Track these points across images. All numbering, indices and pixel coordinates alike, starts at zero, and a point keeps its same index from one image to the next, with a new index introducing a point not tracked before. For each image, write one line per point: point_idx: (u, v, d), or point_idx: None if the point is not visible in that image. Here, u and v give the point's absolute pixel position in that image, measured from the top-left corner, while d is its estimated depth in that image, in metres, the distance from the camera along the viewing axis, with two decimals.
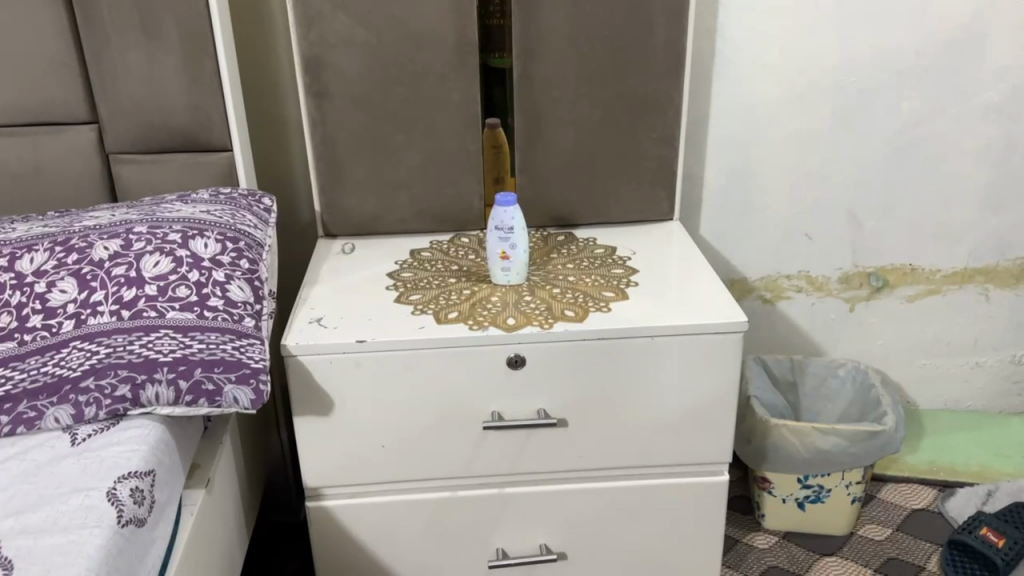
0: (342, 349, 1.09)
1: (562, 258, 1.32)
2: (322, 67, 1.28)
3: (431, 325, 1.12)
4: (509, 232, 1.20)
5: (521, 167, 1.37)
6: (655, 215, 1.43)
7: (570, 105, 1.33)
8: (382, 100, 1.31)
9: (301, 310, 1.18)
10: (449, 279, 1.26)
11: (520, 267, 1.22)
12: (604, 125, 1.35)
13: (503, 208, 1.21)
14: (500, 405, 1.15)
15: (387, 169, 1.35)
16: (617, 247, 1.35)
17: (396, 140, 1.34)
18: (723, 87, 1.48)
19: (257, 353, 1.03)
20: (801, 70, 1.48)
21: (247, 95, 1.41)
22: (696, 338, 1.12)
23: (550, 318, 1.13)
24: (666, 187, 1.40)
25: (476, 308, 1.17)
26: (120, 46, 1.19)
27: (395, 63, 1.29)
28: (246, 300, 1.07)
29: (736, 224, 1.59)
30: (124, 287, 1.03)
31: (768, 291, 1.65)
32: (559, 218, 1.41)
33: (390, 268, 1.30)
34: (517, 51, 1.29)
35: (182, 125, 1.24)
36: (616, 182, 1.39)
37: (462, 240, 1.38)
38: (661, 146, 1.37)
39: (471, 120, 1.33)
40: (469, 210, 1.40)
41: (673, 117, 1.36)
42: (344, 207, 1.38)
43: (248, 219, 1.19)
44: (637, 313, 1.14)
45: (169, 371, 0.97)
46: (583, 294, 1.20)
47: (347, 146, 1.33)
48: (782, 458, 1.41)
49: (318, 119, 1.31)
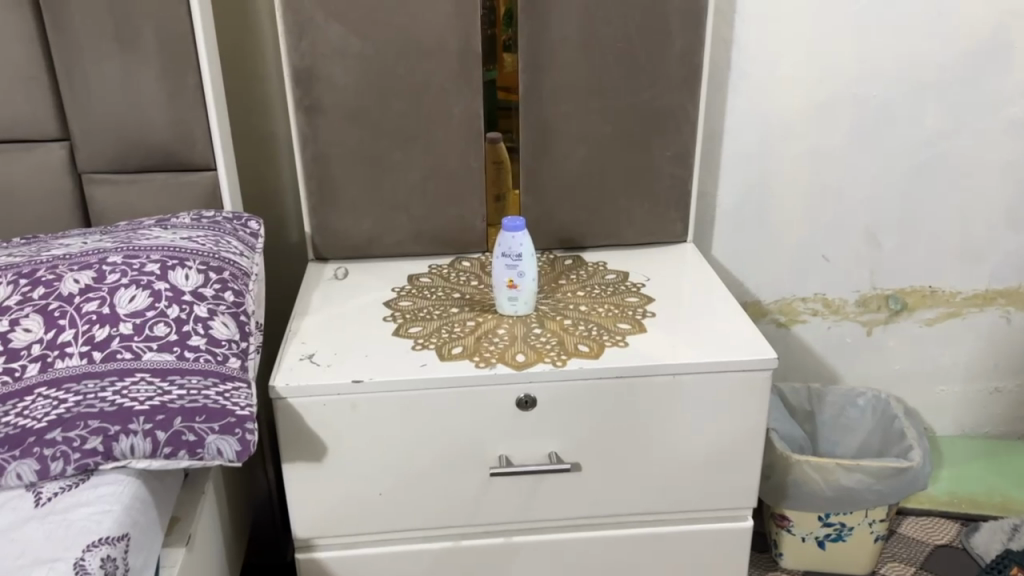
0: (337, 390, 1.00)
1: (571, 285, 1.23)
2: (314, 79, 1.19)
3: (434, 363, 1.03)
4: (517, 258, 1.11)
5: (527, 185, 1.28)
6: (668, 237, 1.35)
7: (580, 120, 1.25)
8: (378, 115, 1.22)
9: (290, 344, 1.08)
10: (451, 308, 1.17)
11: (528, 296, 1.13)
12: (616, 141, 1.26)
13: (510, 233, 1.12)
14: (508, 448, 1.06)
15: (383, 188, 1.26)
16: (629, 272, 1.26)
17: (393, 157, 1.24)
18: (737, 100, 1.40)
19: (243, 397, 0.93)
20: (820, 82, 1.40)
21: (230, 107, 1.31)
22: (718, 375, 1.04)
23: (563, 354, 1.05)
24: (680, 208, 1.32)
25: (481, 343, 1.08)
26: (93, 56, 1.09)
27: (392, 75, 1.19)
28: (231, 337, 0.97)
29: (750, 244, 1.51)
30: (95, 324, 0.93)
31: (782, 314, 1.57)
32: (567, 240, 1.33)
33: (387, 296, 1.21)
34: (524, 62, 1.20)
35: (161, 143, 1.14)
36: (627, 201, 1.30)
37: (464, 265, 1.30)
38: (674, 164, 1.29)
39: (474, 137, 1.24)
40: (471, 233, 1.31)
41: (689, 133, 1.27)
42: (336, 228, 1.28)
43: (233, 245, 1.09)
44: (656, 347, 1.06)
45: (146, 421, 0.88)
46: (597, 326, 1.11)
47: (341, 163, 1.24)
48: (803, 495, 1.33)
49: (308, 134, 1.22)
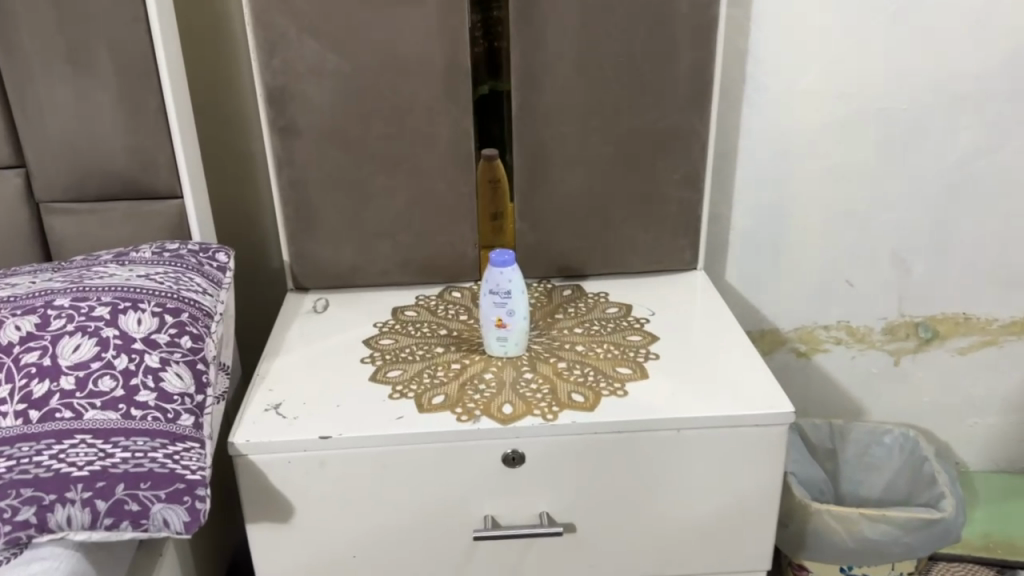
0: (304, 446, 0.91)
1: (568, 320, 1.13)
2: (288, 98, 1.09)
3: (412, 415, 0.94)
4: (506, 296, 1.02)
5: (521, 211, 1.18)
6: (677, 265, 1.24)
7: (578, 141, 1.14)
8: (358, 136, 1.12)
9: (257, 392, 0.99)
10: (436, 348, 1.07)
11: (518, 336, 1.03)
12: (618, 163, 1.16)
13: (498, 268, 1.02)
14: (494, 507, 0.96)
15: (365, 214, 1.17)
16: (632, 305, 1.16)
17: (375, 182, 1.15)
18: (752, 115, 1.29)
19: (195, 459, 0.84)
20: (844, 95, 1.28)
21: (201, 128, 1.24)
22: (728, 430, 0.93)
23: (554, 405, 0.94)
24: (689, 234, 1.21)
25: (465, 391, 0.98)
26: (45, 78, 1.00)
27: (373, 94, 1.10)
28: (184, 390, 0.88)
29: (767, 269, 1.40)
30: (33, 379, 0.84)
31: (802, 343, 1.46)
32: (566, 269, 1.23)
33: (368, 333, 1.12)
34: (516, 78, 1.10)
35: (121, 170, 1.06)
36: (632, 228, 1.20)
37: (454, 296, 1.20)
38: (683, 188, 1.18)
39: (463, 160, 1.15)
40: (461, 261, 1.21)
41: (698, 153, 1.16)
42: (315, 258, 1.19)
43: (195, 282, 1.01)
44: (659, 397, 0.95)
45: (85, 489, 0.79)
46: (594, 370, 1.01)
47: (319, 188, 1.15)
48: (822, 546, 1.23)
49: (284, 157, 1.13)
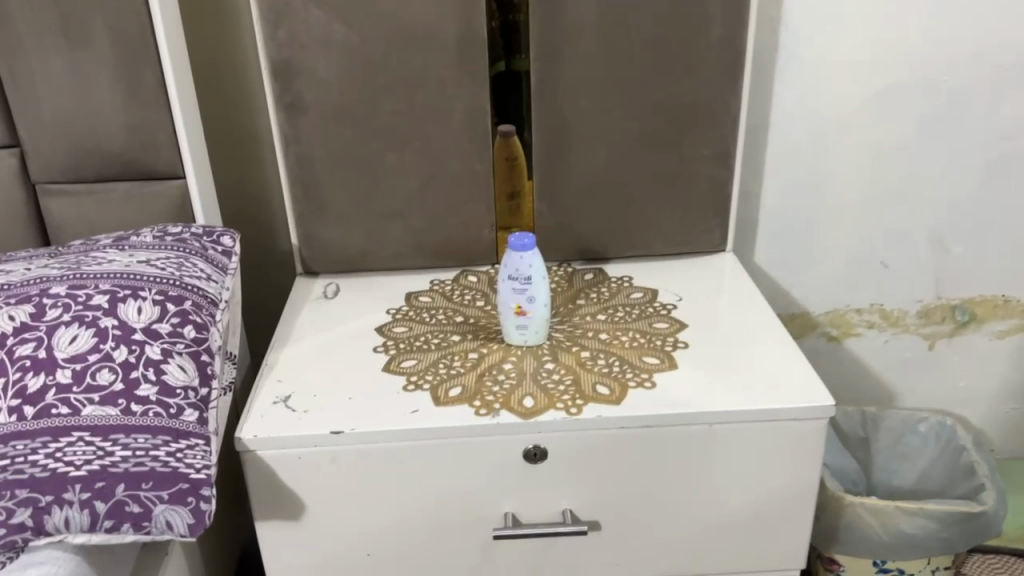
0: (314, 442, 0.86)
1: (591, 307, 1.07)
2: (295, 73, 1.03)
3: (427, 409, 0.89)
4: (526, 282, 0.96)
5: (540, 191, 1.12)
6: (704, 247, 1.18)
7: (601, 117, 1.08)
8: (368, 112, 1.06)
9: (265, 383, 0.94)
10: (452, 337, 1.02)
11: (539, 324, 0.98)
12: (642, 141, 1.10)
13: (517, 252, 0.96)
14: (515, 505, 0.91)
15: (377, 195, 1.11)
16: (658, 290, 1.10)
17: (387, 160, 1.09)
18: (785, 89, 1.22)
19: (199, 457, 0.80)
20: (881, 66, 1.21)
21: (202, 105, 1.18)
22: (764, 425, 0.88)
23: (578, 398, 0.89)
24: (718, 214, 1.15)
25: (484, 383, 0.93)
26: (38, 52, 0.95)
27: (383, 68, 1.04)
28: (188, 384, 0.84)
29: (798, 250, 1.34)
30: (28, 373, 0.79)
31: (833, 327, 1.40)
32: (587, 251, 1.17)
33: (381, 320, 1.06)
34: (535, 50, 1.04)
35: (120, 149, 1.01)
36: (658, 208, 1.14)
37: (470, 281, 1.14)
38: (712, 166, 1.12)
39: (478, 137, 1.09)
40: (478, 244, 1.15)
41: (729, 129, 1.10)
42: (325, 241, 1.14)
43: (198, 268, 0.96)
44: (690, 389, 0.90)
45: (83, 490, 0.75)
46: (619, 360, 0.96)
47: (328, 168, 1.09)
48: (856, 540, 1.18)
49: (290, 135, 1.07)
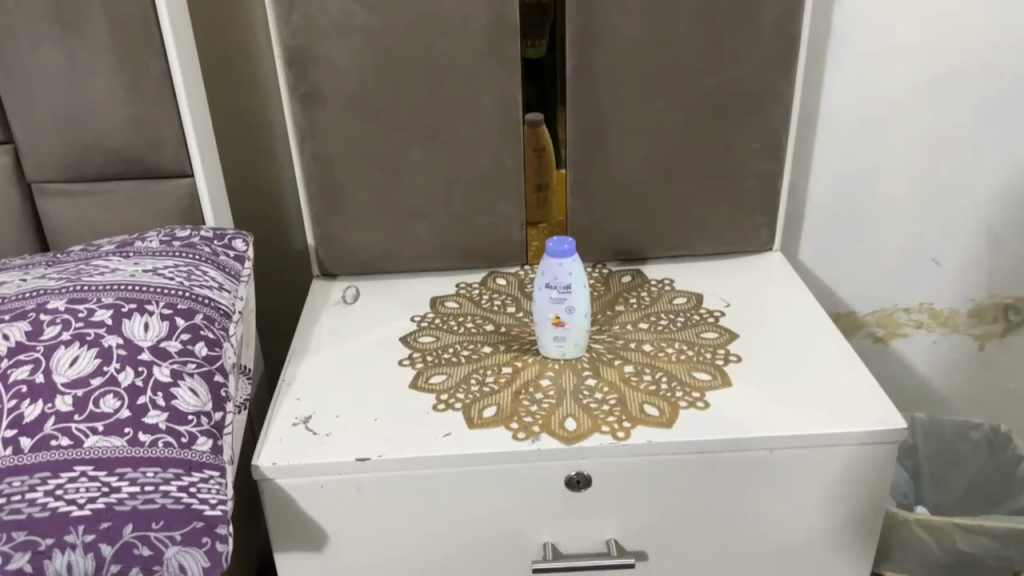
0: (338, 470, 0.79)
1: (631, 314, 0.99)
2: (311, 60, 0.95)
3: (460, 432, 0.81)
4: (565, 291, 0.88)
5: (575, 188, 1.04)
6: (751, 246, 1.10)
7: (642, 108, 1.00)
8: (390, 103, 0.98)
9: (282, 401, 0.87)
10: (483, 348, 0.94)
11: (578, 336, 0.90)
12: (686, 133, 1.02)
13: (556, 258, 0.87)
14: (555, 534, 0.84)
15: (399, 193, 1.03)
16: (703, 295, 1.03)
17: (411, 155, 1.01)
18: (836, 74, 1.14)
19: (214, 491, 0.73)
20: (941, 49, 1.12)
21: (209, 95, 1.10)
22: (828, 449, 0.81)
23: (626, 420, 0.82)
24: (766, 211, 1.08)
25: (520, 401, 0.85)
26: (31, 40, 0.87)
27: (407, 54, 0.95)
28: (200, 408, 0.76)
29: (845, 246, 1.26)
30: (25, 400, 0.72)
31: (880, 327, 1.32)
32: (624, 251, 1.09)
33: (405, 328, 0.99)
34: (572, 35, 0.95)
35: (122, 145, 0.93)
36: (702, 205, 1.06)
37: (499, 284, 1.07)
38: (761, 159, 1.04)
39: (509, 130, 1.00)
40: (507, 245, 1.08)
41: (781, 120, 1.02)
42: (344, 241, 1.06)
43: (209, 276, 0.88)
44: (746, 410, 0.83)
45: (87, 532, 0.67)
46: (667, 374, 0.88)
47: (347, 163, 1.01)
48: (908, 557, 1.11)
49: (306, 129, 0.99)
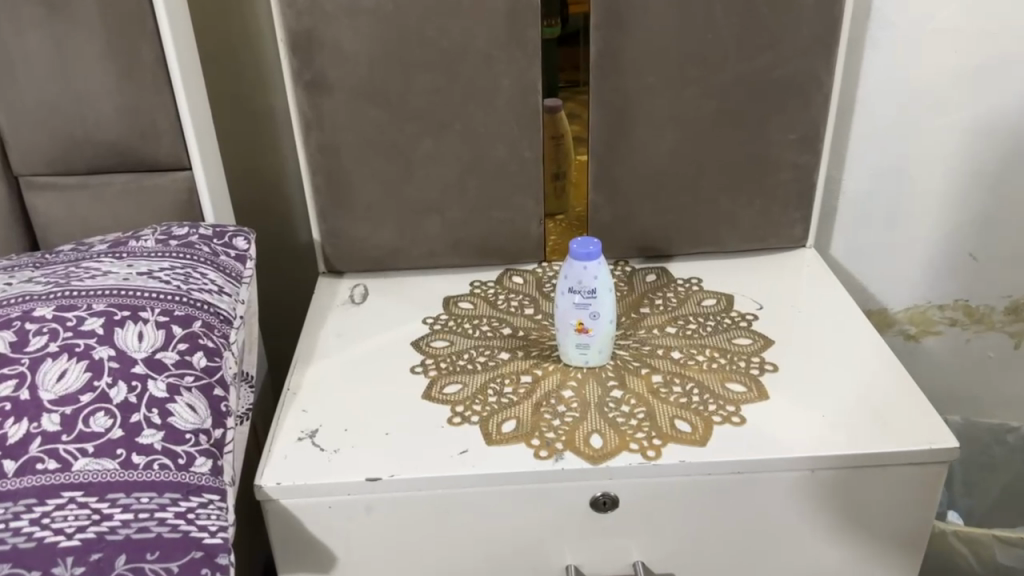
0: (347, 490, 0.73)
1: (658, 317, 0.93)
2: (316, 44, 0.89)
3: (479, 449, 0.76)
4: (590, 296, 0.82)
5: (597, 180, 0.98)
6: (783, 242, 1.04)
7: (670, 95, 0.93)
8: (401, 90, 0.91)
9: (287, 412, 0.81)
10: (500, 354, 0.88)
11: (603, 343, 0.84)
12: (717, 123, 0.95)
13: (580, 261, 0.81)
14: (577, 556, 0.79)
15: (411, 186, 0.97)
16: (733, 296, 0.97)
17: (423, 146, 0.95)
18: (875, 60, 1.07)
19: (213, 517, 0.68)
20: (988, 33, 1.05)
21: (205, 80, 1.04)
22: (872, 469, 0.75)
23: (655, 437, 0.76)
24: (801, 206, 1.01)
25: (541, 414, 0.80)
26: (15, 23, 0.80)
27: (419, 38, 0.89)
28: (199, 426, 0.71)
29: (878, 240, 1.19)
30: (8, 418, 0.67)
31: (912, 325, 1.26)
32: (649, 248, 1.03)
33: (417, 332, 0.93)
34: (598, 16, 0.88)
35: (115, 136, 0.86)
36: (733, 199, 1.00)
37: (515, 283, 1.01)
38: (798, 151, 0.97)
39: (528, 119, 0.94)
40: (524, 241, 1.01)
41: (819, 109, 0.95)
42: (352, 237, 1.00)
43: (208, 279, 0.82)
44: (784, 427, 0.77)
45: (76, 564, 0.62)
46: (698, 386, 0.82)
47: (355, 155, 0.95)
48: (941, 569, 1.05)
49: (312, 117, 0.93)
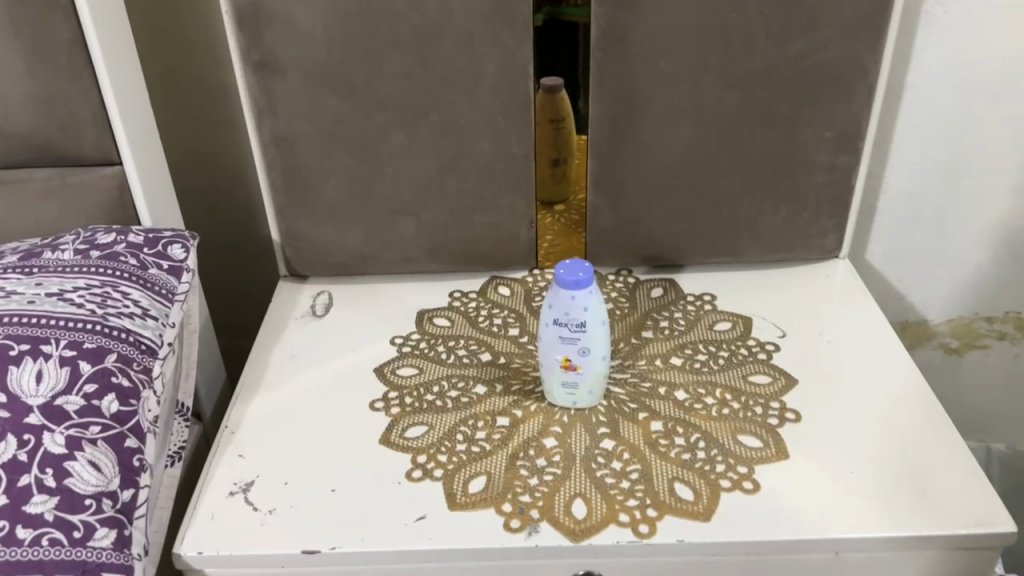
0: (282, 563, 0.63)
1: (661, 344, 0.80)
2: (265, 19, 0.75)
3: (440, 515, 0.64)
4: (578, 330, 0.69)
5: (597, 180, 0.84)
6: (812, 253, 0.90)
7: (686, 84, 0.79)
8: (366, 74, 0.78)
9: (221, 459, 0.70)
10: (476, 389, 0.76)
11: (593, 383, 0.71)
12: (740, 116, 0.81)
13: (568, 290, 0.68)
14: None
15: (380, 185, 0.84)
16: (751, 320, 0.83)
17: (393, 140, 0.81)
18: (930, 40, 0.92)
19: None
20: None
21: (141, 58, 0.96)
22: (908, 553, 0.63)
23: (650, 508, 0.64)
24: (835, 213, 0.87)
25: (517, 469, 0.67)
26: None
27: (387, 13, 0.75)
28: (102, 489, 0.60)
29: (921, 245, 1.05)
30: None
31: (954, 337, 1.12)
32: (656, 258, 0.89)
33: (383, 355, 0.81)
34: None
35: (29, 127, 0.74)
36: (755, 205, 0.86)
37: (501, 295, 0.88)
38: (834, 151, 0.83)
39: (515, 110, 0.80)
40: (512, 248, 0.88)
41: (861, 103, 0.80)
42: (314, 241, 0.87)
43: (131, 299, 0.70)
44: (805, 498, 0.65)
45: None
46: (705, 437, 0.70)
47: (315, 148, 0.82)
48: None
49: (264, 105, 0.79)
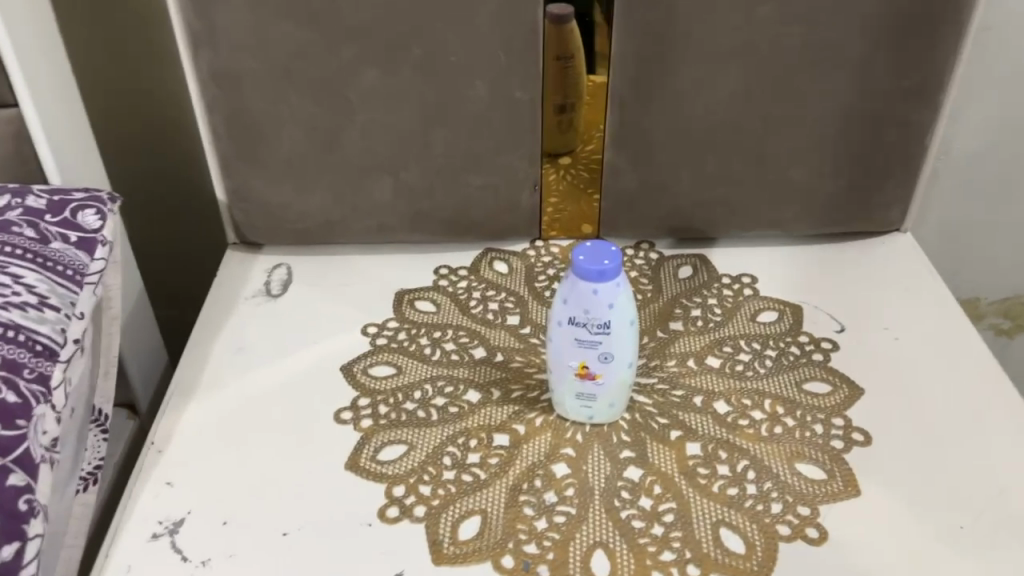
0: None
1: (694, 340, 0.66)
2: None
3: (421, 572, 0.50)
4: (600, 331, 0.54)
5: (618, 135, 0.69)
6: (871, 226, 0.75)
7: (735, 16, 0.63)
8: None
9: (144, 488, 0.55)
10: (467, 396, 0.61)
11: (615, 395, 0.57)
12: (800, 58, 0.65)
13: (589, 281, 0.53)
14: None
15: (349, 136, 0.68)
16: (801, 309, 0.68)
17: (365, 82, 0.65)
18: None
19: None
20: None
21: None
22: None
23: (690, 564, 0.50)
24: (903, 180, 0.72)
25: (520, 508, 0.53)
26: None
27: None
28: None
29: (982, 213, 0.90)
30: None
31: (1009, 318, 0.98)
32: (684, 230, 0.74)
33: (352, 349, 0.66)
34: None
35: None
36: (809, 168, 0.71)
37: (497, 273, 0.72)
38: (909, 105, 0.67)
39: (520, 45, 0.64)
40: (511, 216, 0.73)
41: (949, 45, 0.65)
42: (270, 205, 0.71)
43: (23, 284, 0.54)
44: (883, 552, 0.51)
45: None
46: (755, 466, 0.56)
47: (267, 89, 0.65)
48: None
49: (200, 33, 0.62)
